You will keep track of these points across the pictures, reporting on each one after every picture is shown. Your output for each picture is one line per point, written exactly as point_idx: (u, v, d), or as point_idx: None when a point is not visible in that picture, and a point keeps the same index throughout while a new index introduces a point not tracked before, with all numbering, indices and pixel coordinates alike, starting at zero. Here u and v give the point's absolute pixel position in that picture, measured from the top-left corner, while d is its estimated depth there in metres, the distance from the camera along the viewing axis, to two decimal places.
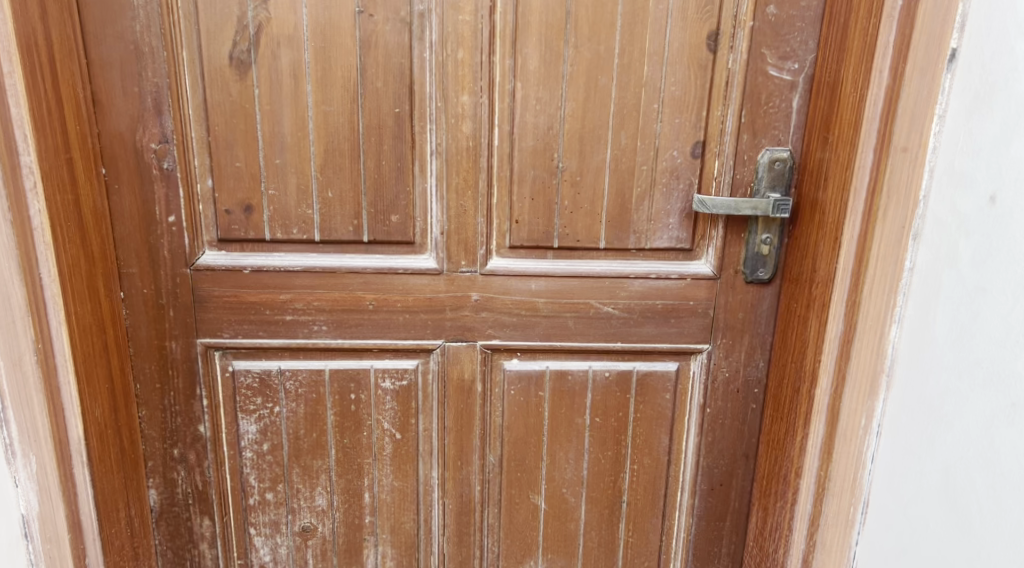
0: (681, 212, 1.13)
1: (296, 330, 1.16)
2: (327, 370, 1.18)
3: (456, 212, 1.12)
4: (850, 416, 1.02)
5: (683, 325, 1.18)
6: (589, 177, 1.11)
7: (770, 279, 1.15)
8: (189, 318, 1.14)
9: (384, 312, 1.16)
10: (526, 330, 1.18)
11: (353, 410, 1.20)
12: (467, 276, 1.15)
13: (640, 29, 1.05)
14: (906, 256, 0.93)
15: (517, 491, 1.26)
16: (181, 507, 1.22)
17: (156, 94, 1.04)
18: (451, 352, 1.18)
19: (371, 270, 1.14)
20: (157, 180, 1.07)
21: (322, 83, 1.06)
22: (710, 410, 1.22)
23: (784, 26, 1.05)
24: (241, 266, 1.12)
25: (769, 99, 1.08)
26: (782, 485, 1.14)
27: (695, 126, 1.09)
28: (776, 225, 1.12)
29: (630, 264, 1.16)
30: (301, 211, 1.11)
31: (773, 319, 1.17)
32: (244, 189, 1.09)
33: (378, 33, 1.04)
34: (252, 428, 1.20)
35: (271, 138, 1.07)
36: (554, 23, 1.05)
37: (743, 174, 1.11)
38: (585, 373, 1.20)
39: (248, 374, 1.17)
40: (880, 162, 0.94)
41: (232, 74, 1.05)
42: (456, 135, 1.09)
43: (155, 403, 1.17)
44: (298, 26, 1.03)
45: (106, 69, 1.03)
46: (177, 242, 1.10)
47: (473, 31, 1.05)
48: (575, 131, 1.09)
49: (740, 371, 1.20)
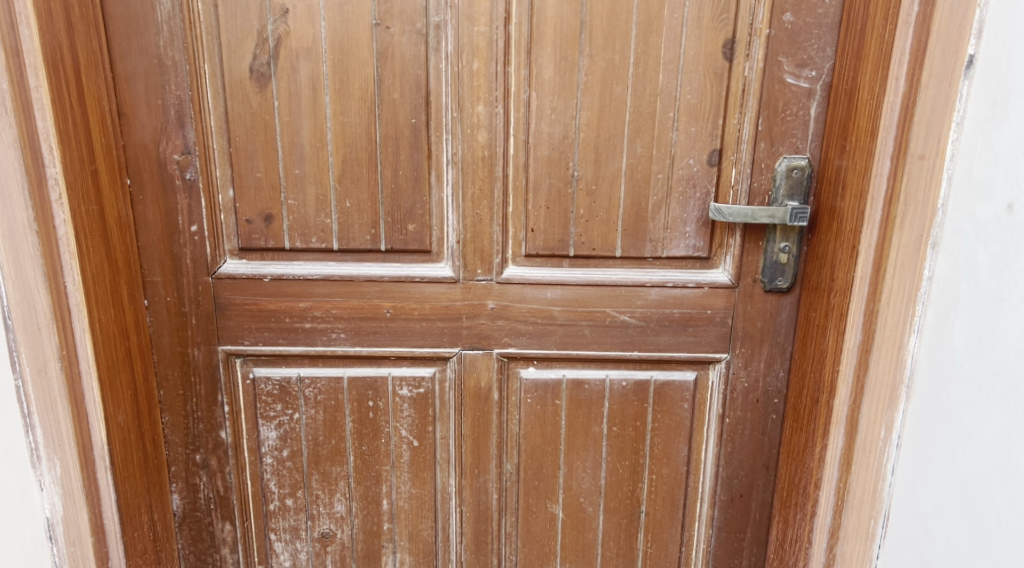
0: (697, 221, 1.13)
1: (315, 338, 1.18)
2: (345, 377, 1.19)
3: (473, 221, 1.13)
4: (869, 426, 1.00)
5: (700, 334, 1.17)
6: (604, 186, 1.11)
7: (789, 288, 1.14)
8: (211, 326, 1.16)
9: (401, 320, 1.17)
10: (542, 339, 1.18)
11: (372, 417, 1.22)
12: (483, 284, 1.16)
13: (655, 38, 1.05)
14: (924, 265, 0.91)
15: (535, 500, 1.26)
16: (203, 512, 1.24)
17: (179, 106, 1.07)
18: (468, 359, 1.19)
19: (389, 279, 1.15)
20: (180, 191, 1.10)
21: (340, 94, 1.07)
22: (730, 420, 1.21)
23: (801, 34, 1.04)
24: (261, 275, 1.14)
25: (786, 106, 1.07)
26: (802, 497, 1.13)
27: (712, 134, 1.09)
28: (794, 233, 1.11)
29: (647, 273, 1.15)
30: (319, 220, 1.12)
31: (793, 329, 1.16)
32: (264, 199, 1.11)
33: (395, 44, 1.05)
34: (273, 435, 1.22)
35: (290, 148, 1.09)
36: (568, 33, 1.05)
37: (760, 183, 1.10)
38: (601, 382, 1.20)
39: (268, 381, 1.19)
40: (897, 169, 0.93)
41: (253, 85, 1.07)
42: (472, 144, 1.09)
43: (178, 408, 1.20)
44: (317, 38, 1.05)
45: (131, 82, 1.05)
46: (199, 251, 1.12)
47: (489, 42, 1.06)
48: (590, 140, 1.09)
49: (760, 381, 1.19)
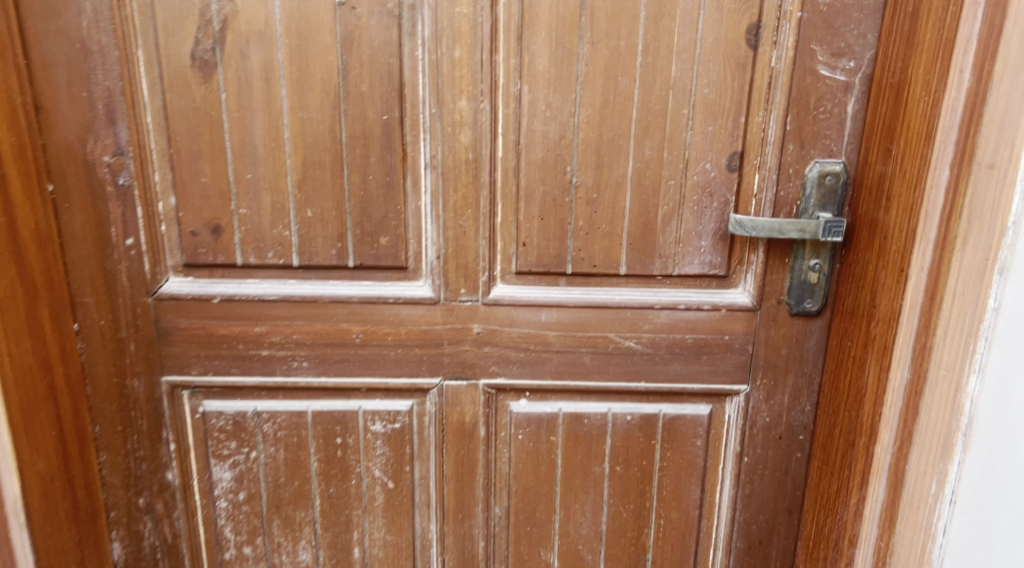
0: (714, 234, 0.98)
1: (274, 367, 1.03)
2: (309, 411, 1.04)
3: (455, 234, 0.98)
4: (917, 480, 0.84)
5: (716, 362, 1.03)
6: (607, 194, 0.96)
7: (818, 312, 0.99)
8: (153, 353, 1.01)
9: (373, 346, 1.02)
10: (535, 368, 1.03)
11: (340, 456, 1.07)
12: (468, 306, 1.01)
13: (667, 23, 0.90)
14: (989, 293, 0.76)
15: (527, 548, 1.11)
16: (148, 562, 1.09)
17: (109, 99, 0.91)
18: (450, 391, 1.04)
19: (358, 300, 1.00)
20: (112, 198, 0.94)
21: (299, 86, 0.92)
22: (749, 459, 1.07)
23: (838, 18, 0.89)
24: (209, 295, 0.99)
25: (819, 102, 0.92)
26: (833, 552, 0.98)
27: (732, 135, 0.94)
28: (826, 249, 0.96)
29: (656, 293, 1.01)
30: (277, 232, 0.97)
31: (821, 357, 1.02)
32: (211, 208, 0.96)
33: (362, 28, 0.90)
34: (227, 476, 1.07)
35: (241, 149, 0.94)
36: (566, 16, 0.90)
37: (788, 191, 0.95)
38: (603, 416, 1.05)
39: (221, 416, 1.04)
40: (959, 180, 0.77)
41: (195, 76, 0.91)
42: (454, 145, 0.94)
43: (116, 446, 1.03)
44: (269, 20, 0.89)
45: (50, 70, 0.90)
46: (137, 268, 0.97)
47: (472, 26, 0.90)
48: (591, 140, 0.94)
49: (783, 416, 1.05)
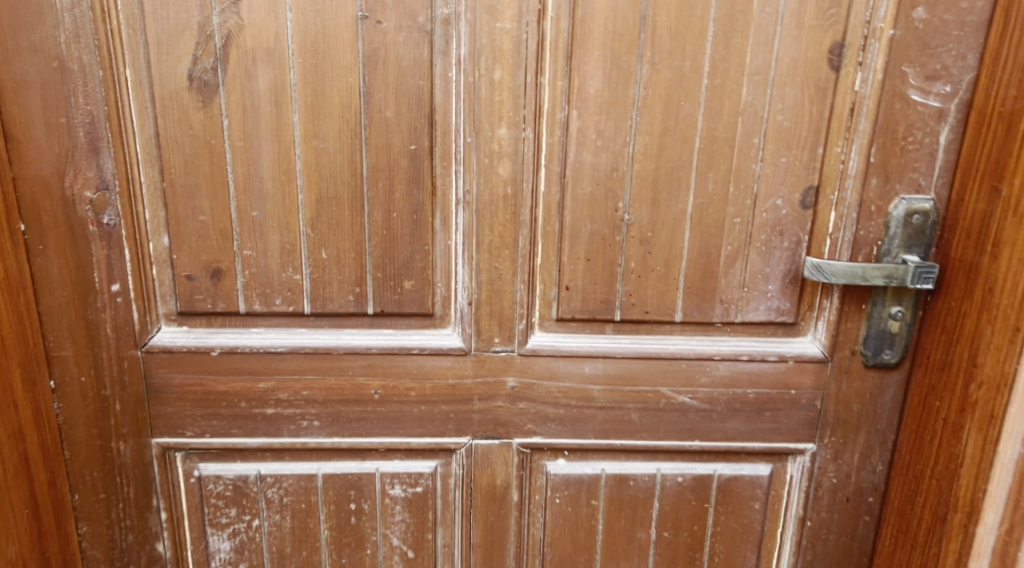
0: (783, 277, 0.86)
1: (280, 427, 0.90)
2: (319, 474, 0.92)
3: (489, 277, 0.85)
4: None
5: (780, 419, 0.91)
6: (662, 233, 0.84)
7: (897, 364, 0.88)
8: (141, 413, 0.88)
9: (393, 403, 0.90)
10: (576, 426, 0.91)
11: (353, 523, 0.94)
12: (502, 357, 0.88)
13: (738, 41, 0.79)
14: None
15: None
16: None
17: (91, 126, 0.78)
18: (480, 452, 0.92)
19: (377, 351, 0.87)
20: (94, 239, 0.81)
21: (314, 110, 0.79)
22: (811, 524, 0.95)
23: (934, 36, 0.78)
24: (206, 347, 0.86)
25: (908, 131, 0.80)
26: None
27: (807, 167, 0.82)
28: (909, 295, 0.85)
29: (714, 342, 0.89)
30: (285, 276, 0.85)
31: (897, 413, 0.90)
32: (210, 249, 0.84)
33: (388, 45, 0.78)
34: (225, 546, 0.94)
35: (245, 183, 0.81)
36: (624, 33, 0.78)
37: (869, 230, 0.83)
38: (651, 478, 0.94)
39: (219, 481, 0.92)
40: None
41: (193, 99, 0.79)
42: (490, 179, 0.82)
43: (98, 516, 0.90)
44: (281, 35, 0.77)
45: (21, 92, 0.77)
46: (123, 317, 0.85)
47: (516, 44, 0.78)
48: (647, 172, 0.83)
49: (852, 476, 0.93)
